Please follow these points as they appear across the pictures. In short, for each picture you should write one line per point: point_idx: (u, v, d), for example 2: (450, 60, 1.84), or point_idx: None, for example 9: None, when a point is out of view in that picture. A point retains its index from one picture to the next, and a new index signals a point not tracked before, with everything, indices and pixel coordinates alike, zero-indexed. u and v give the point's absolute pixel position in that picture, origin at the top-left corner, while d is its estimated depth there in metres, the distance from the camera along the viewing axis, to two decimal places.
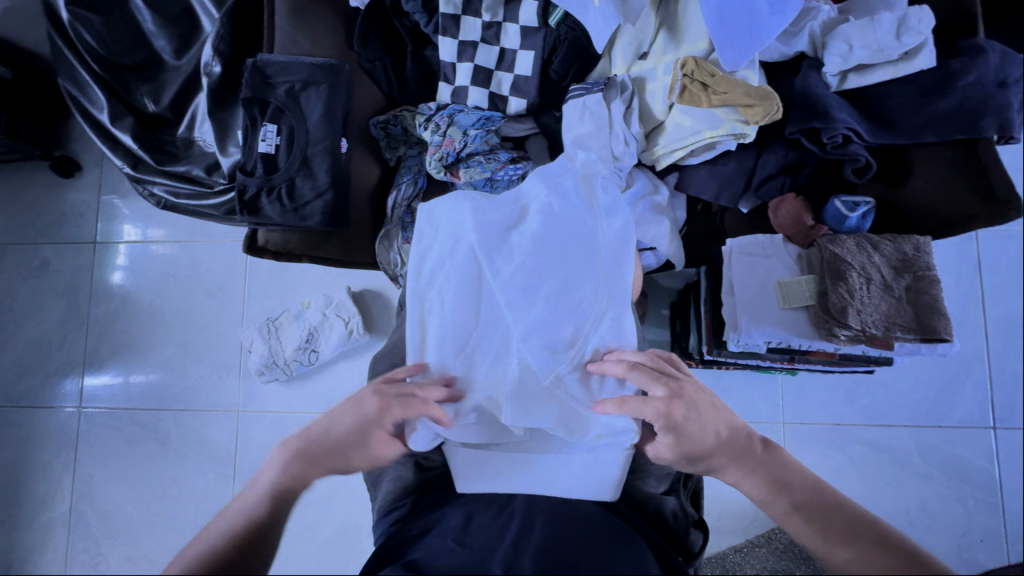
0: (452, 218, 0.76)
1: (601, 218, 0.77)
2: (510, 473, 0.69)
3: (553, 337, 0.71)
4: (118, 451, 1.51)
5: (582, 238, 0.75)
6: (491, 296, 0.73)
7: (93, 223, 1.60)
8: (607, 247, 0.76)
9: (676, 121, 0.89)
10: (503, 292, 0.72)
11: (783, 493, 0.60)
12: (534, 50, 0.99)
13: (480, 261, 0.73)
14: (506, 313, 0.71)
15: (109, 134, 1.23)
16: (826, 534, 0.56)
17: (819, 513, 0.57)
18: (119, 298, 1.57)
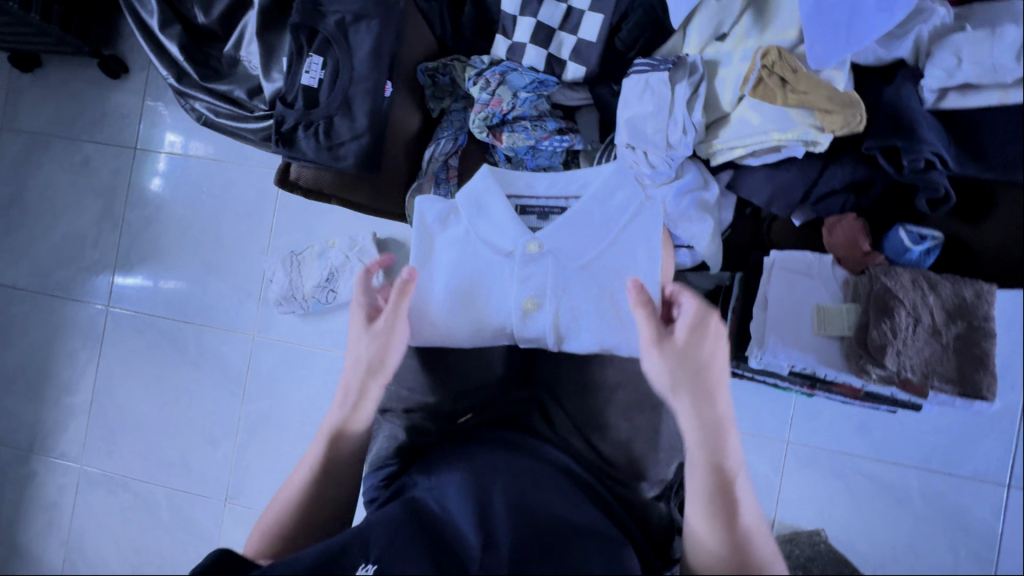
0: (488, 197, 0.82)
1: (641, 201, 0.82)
2: (527, 316, 0.77)
3: (577, 305, 0.77)
4: (138, 353, 1.58)
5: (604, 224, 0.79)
6: (527, 275, 0.78)
7: (136, 127, 1.60)
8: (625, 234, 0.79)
9: (743, 117, 0.82)
10: (530, 266, 0.78)
11: (727, 492, 0.62)
12: (602, 14, 0.90)
13: (478, 279, 0.79)
14: (539, 284, 0.77)
15: (158, 43, 1.21)
16: (710, 461, 0.63)
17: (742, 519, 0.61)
18: (153, 206, 1.59)
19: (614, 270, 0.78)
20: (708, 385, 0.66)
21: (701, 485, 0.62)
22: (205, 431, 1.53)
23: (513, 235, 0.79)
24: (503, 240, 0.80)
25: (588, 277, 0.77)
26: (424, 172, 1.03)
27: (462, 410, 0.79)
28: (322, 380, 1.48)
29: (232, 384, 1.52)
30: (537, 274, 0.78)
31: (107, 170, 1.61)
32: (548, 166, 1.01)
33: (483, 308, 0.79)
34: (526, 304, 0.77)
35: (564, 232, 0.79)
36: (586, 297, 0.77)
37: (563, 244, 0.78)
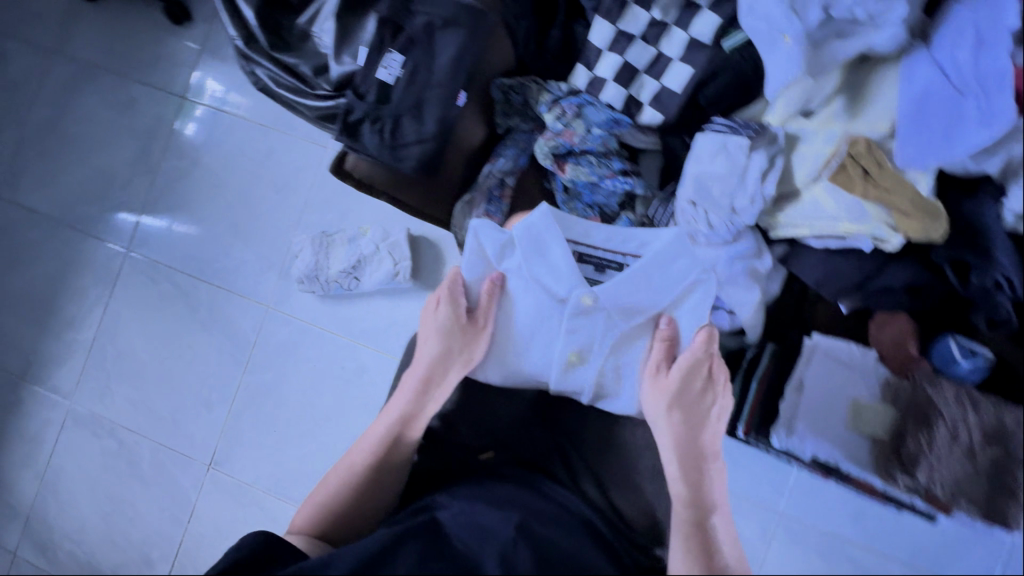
0: (546, 238, 0.76)
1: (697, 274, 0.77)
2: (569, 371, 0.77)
3: (620, 366, 0.77)
4: (148, 302, 1.56)
5: (658, 290, 0.76)
6: (573, 331, 0.76)
7: (187, 76, 1.58)
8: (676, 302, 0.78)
9: (817, 198, 0.81)
10: (580, 320, 0.76)
11: (701, 536, 0.67)
12: (692, 68, 0.88)
13: (524, 319, 0.79)
14: (585, 340, 0.77)
15: (233, 2, 1.20)
16: (683, 470, 0.72)
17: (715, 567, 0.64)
18: (190, 159, 1.57)
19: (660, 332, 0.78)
20: (703, 433, 0.74)
21: (681, 521, 0.69)
22: (202, 392, 1.52)
23: (568, 283, 0.76)
24: (557, 285, 0.76)
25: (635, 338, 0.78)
26: (479, 185, 1.02)
27: (485, 446, 0.79)
28: (328, 364, 1.48)
29: (238, 351, 1.51)
30: (588, 327, 0.77)
31: (151, 114, 1.59)
32: (602, 205, 1.00)
33: (524, 354, 0.79)
34: (569, 356, 0.76)
35: (616, 292, 0.76)
36: (628, 358, 0.78)
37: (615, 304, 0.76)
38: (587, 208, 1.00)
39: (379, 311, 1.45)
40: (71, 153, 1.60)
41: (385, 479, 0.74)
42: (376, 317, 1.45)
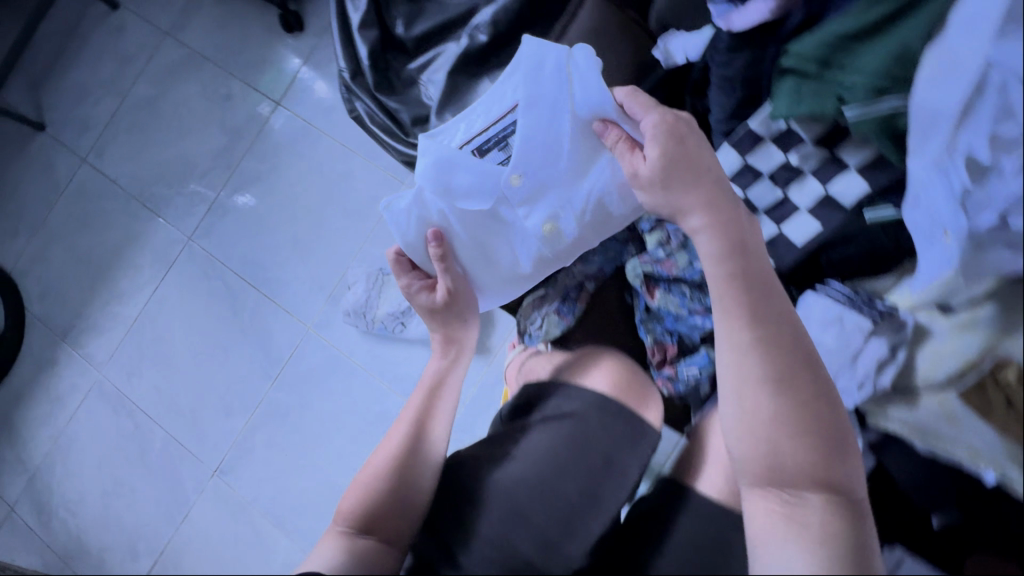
0: (446, 172, 0.88)
1: (529, 108, 0.84)
2: (532, 238, 0.90)
3: (571, 202, 0.86)
4: (196, 295, 1.56)
5: (538, 136, 0.84)
6: (527, 199, 0.87)
7: (285, 82, 1.59)
8: (539, 135, 0.85)
9: (940, 411, 0.70)
10: (514, 197, 0.87)
11: (783, 393, 0.60)
12: (821, 226, 0.79)
13: (493, 236, 0.91)
14: (541, 199, 0.87)
15: (349, 36, 1.18)
16: (747, 313, 0.64)
17: (807, 423, 0.59)
18: (269, 164, 1.57)
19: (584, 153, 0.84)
20: (764, 288, 0.66)
21: (749, 396, 0.62)
22: (224, 398, 1.49)
23: (491, 188, 0.88)
24: (483, 194, 0.88)
25: (557, 167, 0.85)
26: (557, 283, 0.97)
27: None
28: (353, 401, 1.42)
29: (269, 365, 1.48)
30: (545, 180, 0.86)
31: (243, 112, 1.60)
32: (683, 334, 0.93)
33: (511, 243, 0.91)
34: (544, 225, 0.88)
35: (538, 161, 0.85)
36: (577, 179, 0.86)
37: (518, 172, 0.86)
38: (664, 332, 0.94)
39: (417, 361, 1.40)
40: (161, 132, 1.64)
41: (406, 482, 0.75)
42: (412, 366, 1.39)
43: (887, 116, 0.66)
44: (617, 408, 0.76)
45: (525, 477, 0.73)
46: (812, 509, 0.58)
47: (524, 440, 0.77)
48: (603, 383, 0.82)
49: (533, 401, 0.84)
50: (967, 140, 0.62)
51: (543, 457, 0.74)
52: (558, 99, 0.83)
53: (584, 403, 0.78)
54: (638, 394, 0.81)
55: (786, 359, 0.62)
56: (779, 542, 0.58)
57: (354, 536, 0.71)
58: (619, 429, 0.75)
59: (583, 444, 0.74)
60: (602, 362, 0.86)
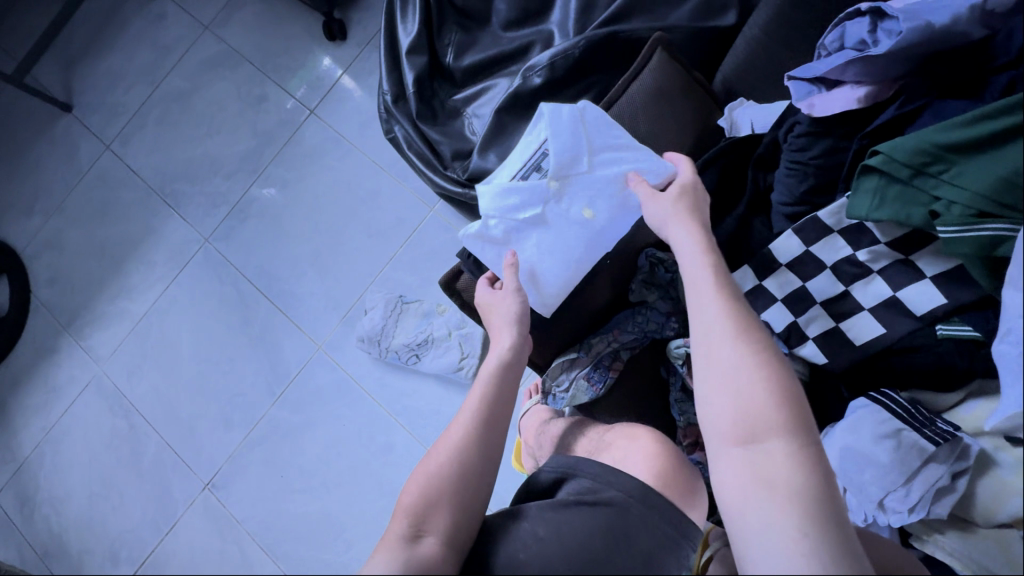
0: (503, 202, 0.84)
1: (564, 130, 0.84)
2: (588, 223, 0.84)
3: (617, 185, 0.83)
4: (207, 299, 1.52)
5: (576, 145, 0.84)
6: (577, 193, 0.84)
7: (321, 91, 1.55)
8: (583, 142, 0.84)
9: (999, 549, 0.67)
10: (563, 196, 0.84)
11: (756, 361, 0.59)
12: (886, 331, 0.74)
13: (557, 239, 0.84)
14: (590, 191, 0.83)
15: (397, 58, 1.14)
16: (726, 329, 0.61)
17: (776, 379, 0.58)
18: (296, 173, 1.53)
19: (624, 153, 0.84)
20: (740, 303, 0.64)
21: (713, 356, 0.61)
22: (224, 410, 1.45)
23: (539, 196, 0.84)
24: (537, 207, 0.84)
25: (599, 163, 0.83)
26: (592, 348, 0.92)
27: None
28: (356, 428, 1.37)
29: (274, 381, 1.43)
30: (580, 180, 0.84)
31: (275, 116, 1.56)
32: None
33: (571, 234, 0.84)
34: (594, 213, 0.84)
35: (575, 165, 0.83)
36: (617, 167, 0.83)
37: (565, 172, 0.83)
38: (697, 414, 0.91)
39: (427, 396, 1.34)
40: (189, 129, 1.60)
41: (454, 481, 0.69)
42: (421, 400, 1.34)
43: (985, 242, 0.60)
44: (659, 503, 0.69)
45: (554, 567, 0.64)
46: (785, 465, 0.54)
47: (553, 523, 0.69)
48: (642, 472, 0.75)
49: (564, 478, 0.77)
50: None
51: (572, 546, 0.65)
52: (578, 113, 0.84)
53: (622, 492, 0.71)
54: (682, 487, 0.75)
55: (771, 373, 0.58)
56: (757, 504, 0.54)
57: (413, 538, 0.64)
58: (659, 528, 0.68)
59: (620, 540, 0.66)
60: (642, 447, 0.79)
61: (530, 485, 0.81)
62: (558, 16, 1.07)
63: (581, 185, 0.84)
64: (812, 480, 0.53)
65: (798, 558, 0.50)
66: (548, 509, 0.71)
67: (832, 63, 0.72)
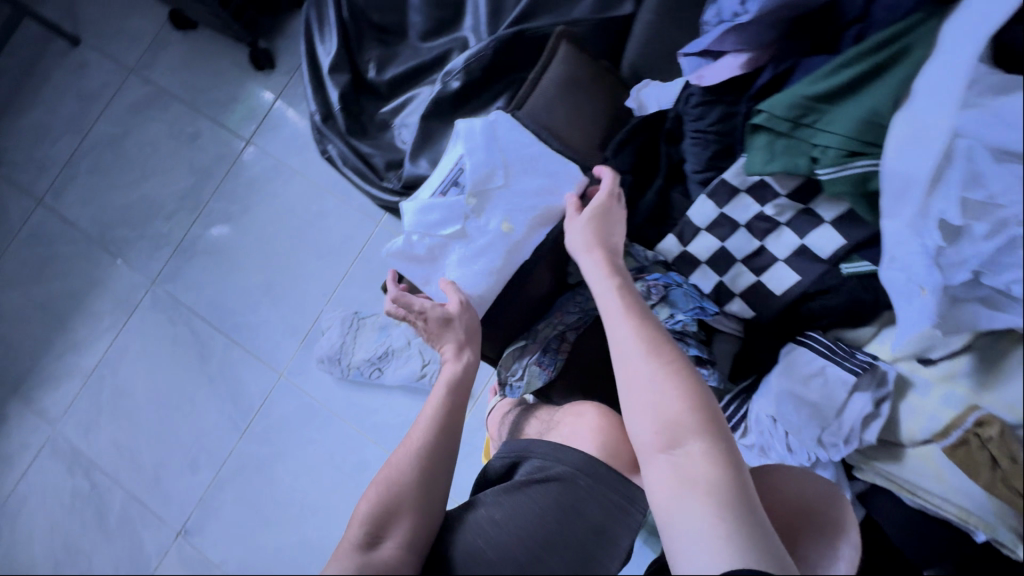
0: (421, 217, 0.85)
1: (477, 143, 0.85)
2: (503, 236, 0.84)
3: (530, 196, 0.85)
4: (160, 343, 1.48)
5: (487, 157, 0.85)
6: (492, 205, 0.85)
7: (255, 121, 1.55)
8: (494, 154, 0.85)
9: (923, 463, 0.71)
10: (480, 210, 0.85)
11: (668, 373, 0.64)
12: (801, 278, 0.79)
13: (473, 254, 0.84)
14: (504, 200, 0.85)
15: (320, 79, 1.16)
16: (641, 348, 0.67)
17: (685, 387, 0.63)
18: (239, 205, 1.52)
19: (536, 164, 0.86)
20: (651, 323, 0.69)
21: (630, 374, 0.66)
22: (190, 454, 1.41)
23: (455, 211, 0.85)
24: (454, 221, 0.85)
25: (512, 175, 0.85)
26: (540, 334, 0.94)
27: None
28: (328, 451, 1.35)
29: (239, 416, 1.41)
30: (496, 194, 0.85)
31: (211, 151, 1.56)
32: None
33: (488, 246, 0.84)
34: (509, 227, 0.85)
35: (487, 178, 0.85)
36: (530, 179, 0.86)
37: (479, 186, 0.85)
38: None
39: (395, 409, 1.34)
40: (125, 174, 1.58)
41: (407, 490, 0.70)
42: (390, 413, 1.34)
43: (859, 178, 0.66)
44: (606, 472, 0.71)
45: (511, 549, 0.67)
46: (699, 464, 0.58)
47: (508, 506, 0.71)
48: (591, 446, 0.77)
49: (516, 461, 0.78)
50: (939, 208, 0.60)
51: (526, 528, 0.68)
52: (489, 127, 0.86)
53: (571, 467, 0.73)
54: (628, 460, 0.75)
55: (684, 383, 0.63)
56: (682, 503, 0.58)
57: (370, 545, 0.65)
58: (608, 497, 0.69)
59: (574, 515, 0.69)
60: (589, 421, 0.82)
61: (488, 472, 0.83)
62: (470, 22, 1.11)
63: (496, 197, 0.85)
64: (724, 472, 0.57)
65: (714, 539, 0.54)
66: (500, 495, 0.73)
67: (711, 36, 0.78)
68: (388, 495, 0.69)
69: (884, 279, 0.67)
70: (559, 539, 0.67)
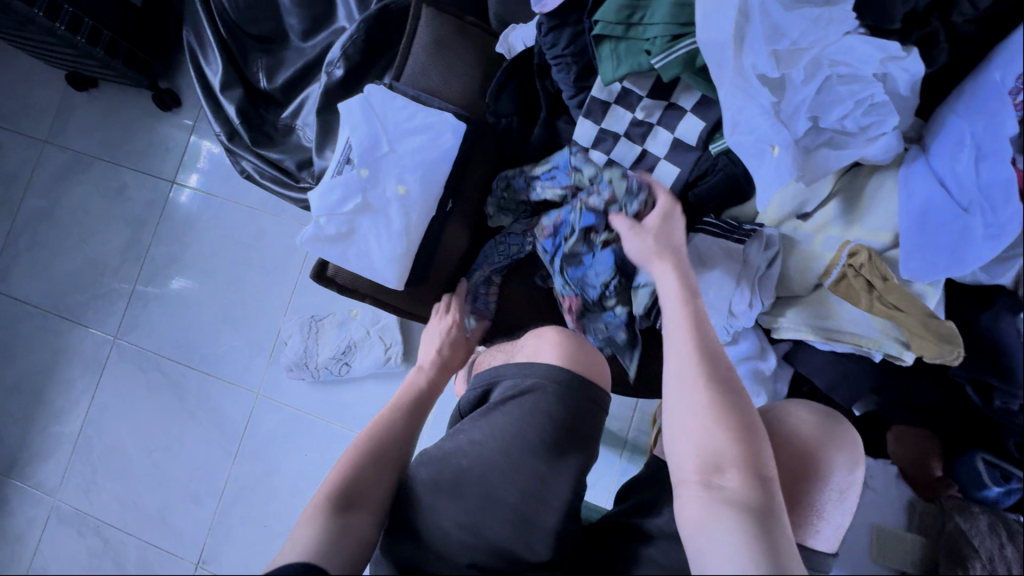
0: (325, 201, 0.88)
1: (357, 119, 0.89)
2: (403, 197, 0.88)
3: (416, 153, 0.89)
4: (137, 393, 1.52)
5: (369, 128, 0.89)
6: (384, 171, 0.88)
7: (175, 160, 1.58)
8: (375, 125, 0.89)
9: (820, 305, 0.78)
10: (374, 178, 0.88)
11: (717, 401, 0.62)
12: (680, 168, 0.84)
13: (382, 224, 0.88)
14: (394, 164, 0.88)
15: (216, 100, 1.20)
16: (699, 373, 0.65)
17: (738, 415, 0.61)
18: (179, 244, 1.55)
19: (414, 123, 0.90)
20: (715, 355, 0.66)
21: (677, 391, 0.65)
22: (190, 488, 1.45)
23: (352, 186, 0.88)
24: (354, 195, 0.88)
25: (395, 138, 0.89)
26: (462, 287, 0.96)
27: (470, 558, 0.68)
28: (319, 452, 1.40)
29: (228, 442, 1.45)
30: (385, 161, 0.89)
31: (140, 200, 1.58)
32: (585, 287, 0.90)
33: (392, 211, 0.88)
34: (406, 187, 0.88)
35: (373, 148, 0.88)
36: (413, 138, 0.89)
37: (367, 156, 0.88)
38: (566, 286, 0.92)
39: (370, 397, 1.39)
40: (63, 241, 1.59)
41: (377, 471, 0.72)
42: (366, 402, 1.39)
43: (686, 57, 0.73)
44: (569, 379, 0.75)
45: (490, 458, 0.72)
46: (738, 493, 0.57)
47: (486, 426, 0.74)
48: (552, 356, 0.78)
49: (488, 388, 0.80)
50: (751, 63, 0.68)
51: (502, 445, 0.72)
52: (364, 101, 0.90)
53: (540, 377, 0.76)
54: (584, 365, 0.78)
55: (734, 410, 0.62)
56: (716, 525, 0.56)
57: (339, 512, 0.66)
58: (573, 405, 0.74)
59: (546, 419, 0.73)
60: (548, 338, 0.81)
61: (459, 408, 0.84)
62: (343, 11, 1.14)
63: (386, 162, 0.88)
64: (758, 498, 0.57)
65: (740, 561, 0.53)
66: (479, 419, 0.76)
67: None
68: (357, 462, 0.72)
69: (731, 145, 0.71)
70: (539, 441, 0.72)
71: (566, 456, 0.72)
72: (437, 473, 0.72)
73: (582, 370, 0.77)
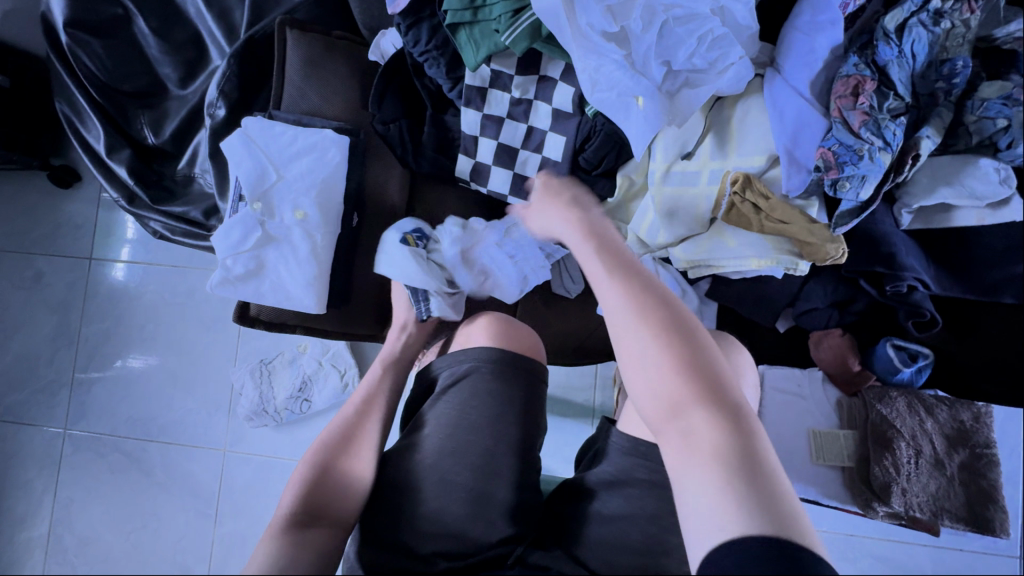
0: (228, 241, 0.86)
1: (236, 155, 0.87)
2: (304, 219, 0.87)
3: (305, 175, 0.88)
4: (102, 478, 1.45)
5: (252, 160, 0.87)
6: (279, 200, 0.88)
7: (91, 237, 1.52)
8: (256, 155, 0.88)
9: (718, 238, 0.80)
10: (269, 209, 0.87)
11: (670, 350, 0.55)
12: (565, 136, 0.87)
13: (291, 253, 0.87)
14: (287, 191, 0.88)
15: (107, 167, 1.16)
16: (649, 327, 0.56)
17: (696, 366, 0.54)
18: (111, 319, 1.50)
19: (296, 145, 0.89)
20: (669, 316, 0.57)
21: (629, 349, 0.57)
22: (177, 560, 1.41)
23: (248, 221, 0.87)
24: (252, 230, 0.87)
25: (279, 165, 0.88)
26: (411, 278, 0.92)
27: (435, 549, 0.66)
28: None
29: (205, 504, 1.42)
30: (277, 190, 0.88)
31: None
32: (904, 83, 0.68)
33: (295, 238, 0.87)
34: (303, 211, 0.87)
35: (261, 179, 0.87)
36: (300, 161, 0.89)
37: (256, 189, 0.87)
38: (1011, 105, 0.66)
39: None
40: None
41: (345, 473, 0.68)
42: None
43: (531, 29, 0.76)
44: (497, 355, 0.75)
45: (439, 447, 0.71)
46: (716, 445, 0.51)
47: (429, 418, 0.73)
48: (480, 338, 0.78)
49: (428, 382, 0.79)
50: (587, 22, 0.71)
51: (444, 433, 0.71)
52: (243, 135, 0.89)
53: (471, 361, 0.75)
54: (513, 341, 0.78)
55: (690, 362, 0.55)
56: (695, 477, 0.50)
57: (302, 526, 0.61)
58: (504, 391, 0.73)
59: (485, 399, 0.73)
60: (475, 323, 0.80)
61: (405, 409, 0.81)
62: (216, 51, 1.12)
63: (278, 191, 0.88)
64: (726, 434, 0.51)
65: (714, 501, 0.48)
66: (424, 414, 0.75)
67: None
68: (319, 474, 0.67)
69: (595, 104, 0.74)
70: (480, 425, 0.71)
71: (508, 431, 0.72)
72: (390, 474, 0.71)
73: (511, 346, 0.77)
